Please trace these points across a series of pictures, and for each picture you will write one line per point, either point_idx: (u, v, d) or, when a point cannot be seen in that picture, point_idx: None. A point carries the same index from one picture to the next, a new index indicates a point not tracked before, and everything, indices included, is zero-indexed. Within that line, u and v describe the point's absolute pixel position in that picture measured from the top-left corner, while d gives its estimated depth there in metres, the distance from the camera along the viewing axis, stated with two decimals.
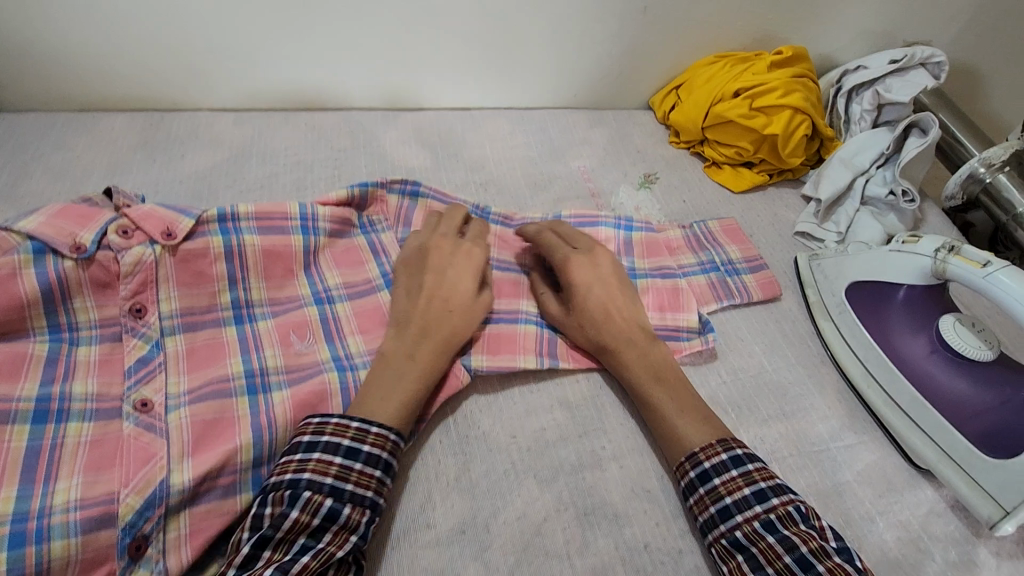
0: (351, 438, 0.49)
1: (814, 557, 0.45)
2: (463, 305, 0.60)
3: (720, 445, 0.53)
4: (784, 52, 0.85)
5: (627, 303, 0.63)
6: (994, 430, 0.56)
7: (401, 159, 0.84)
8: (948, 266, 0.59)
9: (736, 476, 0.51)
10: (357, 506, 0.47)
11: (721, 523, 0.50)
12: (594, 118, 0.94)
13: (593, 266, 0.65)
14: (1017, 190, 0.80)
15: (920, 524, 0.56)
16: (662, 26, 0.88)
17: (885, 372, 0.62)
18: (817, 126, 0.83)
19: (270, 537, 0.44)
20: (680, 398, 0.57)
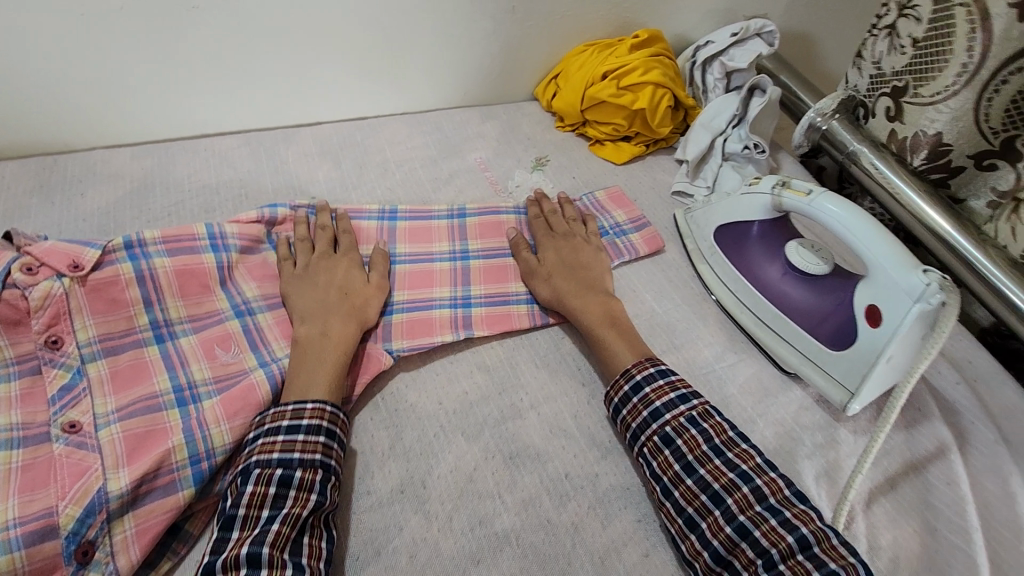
0: (290, 418, 0.54)
1: (725, 446, 0.56)
2: (354, 289, 0.68)
3: (648, 363, 0.63)
4: (642, 34, 0.95)
5: (593, 267, 0.74)
6: (839, 329, 0.65)
7: (306, 171, 0.88)
8: (783, 199, 0.70)
9: (662, 384, 0.61)
10: (308, 468, 0.52)
11: (653, 423, 0.59)
12: (485, 114, 1.02)
13: (568, 240, 0.77)
14: (847, 132, 0.93)
15: (792, 417, 0.66)
16: (531, 23, 0.97)
17: (751, 298, 0.73)
18: (679, 97, 0.94)
19: (236, 516, 0.49)
20: (628, 338, 0.67)
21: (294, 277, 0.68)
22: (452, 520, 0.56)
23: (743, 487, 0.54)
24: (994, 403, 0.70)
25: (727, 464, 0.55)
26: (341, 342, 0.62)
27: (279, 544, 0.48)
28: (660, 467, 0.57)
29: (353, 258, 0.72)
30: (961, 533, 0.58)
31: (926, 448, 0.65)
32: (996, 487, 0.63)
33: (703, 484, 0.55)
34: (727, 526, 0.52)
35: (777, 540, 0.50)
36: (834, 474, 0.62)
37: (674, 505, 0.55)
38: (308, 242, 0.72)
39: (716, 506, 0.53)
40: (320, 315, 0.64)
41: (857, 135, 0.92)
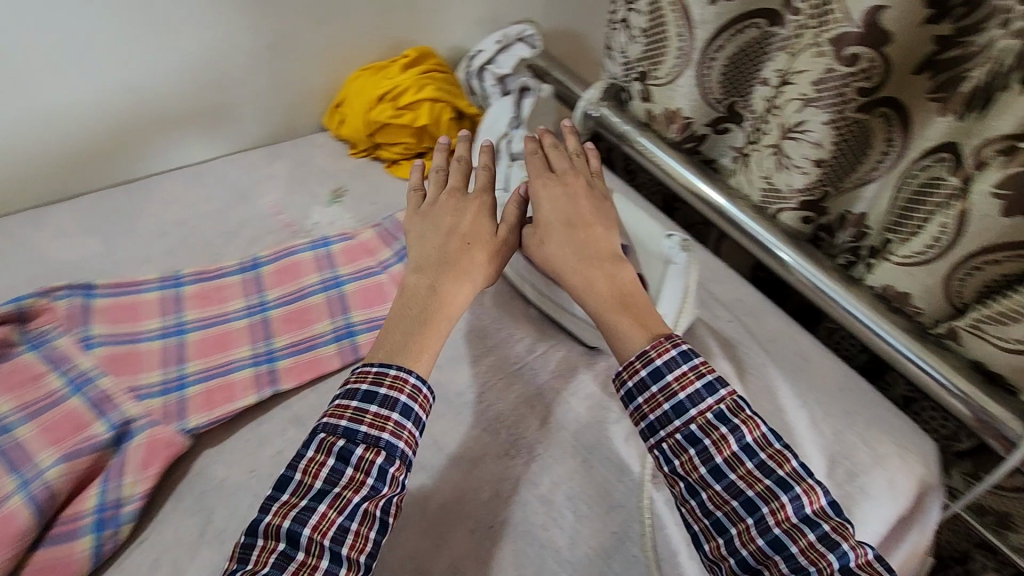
0: (371, 382, 0.57)
1: (757, 446, 0.54)
2: (483, 235, 0.69)
3: (668, 343, 0.58)
4: (410, 55, 0.97)
5: (594, 231, 0.67)
6: (621, 299, 0.73)
7: (66, 252, 0.79)
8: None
9: (687, 370, 0.57)
10: (370, 447, 0.54)
11: (676, 419, 0.56)
12: (272, 153, 0.98)
13: (579, 195, 0.70)
14: (615, 116, 1.03)
15: (601, 389, 0.72)
16: (295, 57, 0.95)
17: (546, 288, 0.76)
18: (459, 108, 0.98)
19: (292, 480, 0.53)
20: (642, 316, 0.61)
21: (422, 222, 0.71)
22: None
23: (781, 496, 0.52)
24: (761, 331, 0.81)
25: (762, 469, 0.53)
26: (451, 306, 0.63)
27: (321, 528, 0.50)
28: (684, 468, 0.55)
29: (485, 202, 0.71)
30: None
31: None
32: (769, 404, 0.73)
33: (733, 491, 0.53)
34: (759, 537, 0.51)
35: (816, 559, 0.49)
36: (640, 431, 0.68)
37: (699, 506, 0.54)
38: (443, 175, 0.75)
39: (750, 514, 0.52)
40: (437, 270, 0.66)
41: (623, 118, 1.02)
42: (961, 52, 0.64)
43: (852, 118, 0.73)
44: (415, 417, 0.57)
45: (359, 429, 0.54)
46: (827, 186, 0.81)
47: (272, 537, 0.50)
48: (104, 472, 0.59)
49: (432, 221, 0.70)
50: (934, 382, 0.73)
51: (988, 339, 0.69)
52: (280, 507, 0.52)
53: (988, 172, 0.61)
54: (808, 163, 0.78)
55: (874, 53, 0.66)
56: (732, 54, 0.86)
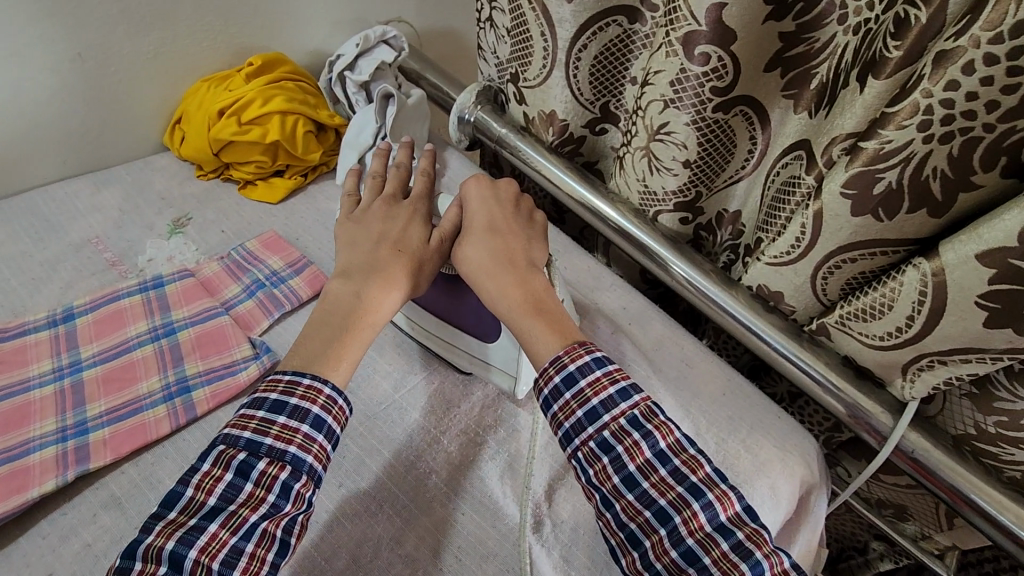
0: (279, 392, 0.51)
1: (671, 451, 0.51)
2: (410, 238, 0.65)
3: (582, 349, 0.55)
4: (254, 63, 0.87)
5: (516, 238, 0.64)
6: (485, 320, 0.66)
7: None
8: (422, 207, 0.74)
9: (600, 376, 0.54)
10: (275, 461, 0.49)
11: (589, 426, 0.53)
12: (101, 180, 0.86)
13: (510, 204, 0.68)
14: (492, 119, 0.98)
15: (475, 423, 0.67)
16: (113, 70, 0.82)
17: (415, 312, 0.71)
18: (318, 119, 0.89)
19: (181, 496, 0.46)
20: (555, 322, 0.58)
21: (350, 228, 0.67)
22: None
23: (693, 503, 0.48)
24: (644, 339, 0.79)
25: (675, 475, 0.50)
26: (375, 316, 0.59)
27: (209, 551, 0.44)
28: (599, 478, 0.51)
29: (419, 210, 0.69)
30: None
31: None
32: None
33: (647, 500, 0.50)
34: (673, 550, 0.47)
35: (728, 570, 0.45)
36: (516, 465, 0.64)
37: (615, 518, 0.50)
38: (380, 182, 0.75)
39: (661, 525, 0.48)
40: (363, 275, 0.60)
41: (500, 122, 0.97)
42: (805, 49, 0.63)
43: (713, 118, 0.71)
44: (327, 429, 0.52)
45: (264, 441, 0.49)
46: (699, 186, 0.80)
47: (150, 560, 0.43)
48: None
49: (364, 227, 0.66)
50: (810, 379, 0.72)
51: (855, 335, 0.68)
52: (165, 525, 0.45)
53: (836, 170, 0.59)
54: (677, 165, 0.77)
55: (722, 52, 0.64)
56: (596, 53, 0.83)
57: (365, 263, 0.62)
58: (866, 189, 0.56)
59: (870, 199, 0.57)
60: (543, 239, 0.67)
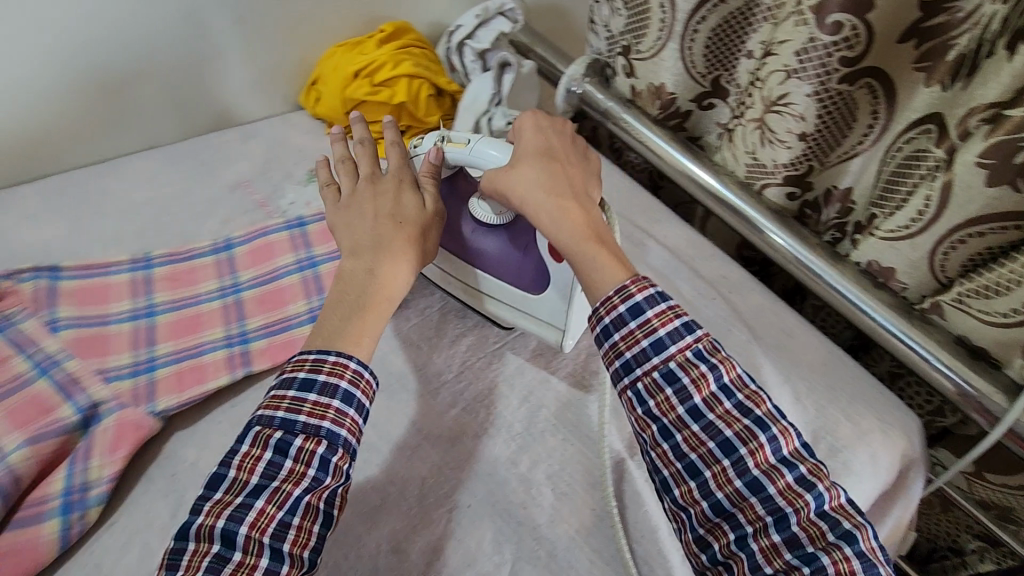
0: (306, 371, 0.54)
1: (734, 386, 0.52)
2: (410, 214, 0.65)
3: (646, 281, 0.55)
4: (386, 29, 0.94)
5: (571, 173, 0.65)
6: (533, 270, 0.68)
7: (32, 234, 0.77)
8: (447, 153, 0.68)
9: (666, 309, 0.54)
10: (310, 437, 0.52)
11: (654, 356, 0.53)
12: (248, 131, 0.95)
13: (564, 141, 0.68)
14: (599, 92, 1.00)
15: (583, 368, 0.71)
16: (264, 32, 0.91)
17: (454, 266, 0.72)
18: (438, 84, 0.95)
19: (225, 478, 0.50)
20: (614, 254, 0.59)
21: (341, 214, 0.67)
22: None
23: (759, 437, 0.50)
24: (744, 307, 0.80)
25: (740, 409, 0.52)
26: (386, 288, 0.61)
27: (258, 525, 0.48)
28: (661, 409, 0.52)
29: (406, 178, 0.68)
30: None
31: None
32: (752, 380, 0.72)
33: (712, 431, 0.51)
34: (738, 480, 0.50)
35: (793, 500, 0.49)
36: None
37: (673, 449, 0.52)
38: (351, 165, 0.71)
39: (726, 455, 0.51)
40: (375, 250, 0.62)
41: (607, 94, 1.00)
42: (947, 19, 0.61)
43: (837, 90, 0.71)
44: (357, 403, 0.55)
45: (297, 420, 0.52)
46: (812, 160, 0.80)
47: (206, 538, 0.48)
48: (71, 454, 0.57)
49: (357, 208, 0.66)
50: (917, 357, 0.72)
51: (972, 313, 0.68)
52: (214, 505, 0.49)
53: (972, 141, 0.60)
54: (792, 137, 0.77)
55: (857, 21, 0.65)
56: (714, 26, 0.84)
57: (367, 241, 0.63)
58: (1006, 158, 0.58)
59: (1009, 168, 0.58)
60: (595, 178, 0.67)
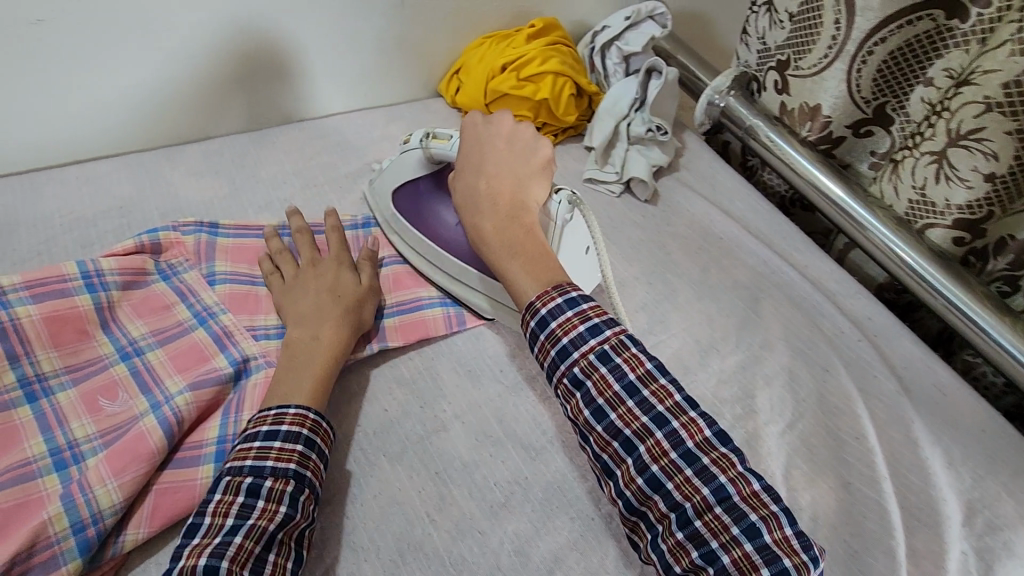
0: (270, 422, 0.54)
1: (640, 384, 0.54)
2: (349, 292, 0.67)
3: (554, 293, 0.58)
4: (536, 25, 0.94)
5: (508, 176, 0.68)
6: None
7: (194, 192, 0.82)
8: (432, 150, 0.74)
9: (571, 317, 0.56)
10: (279, 478, 0.51)
11: (562, 364, 0.56)
12: (390, 115, 0.98)
13: (502, 141, 0.71)
14: (743, 106, 0.95)
15: (712, 394, 0.68)
16: (421, 19, 0.93)
17: (432, 255, 0.74)
18: (581, 84, 0.93)
19: (199, 526, 0.48)
20: (534, 264, 0.62)
21: (283, 296, 0.67)
22: (381, 546, 0.54)
23: (656, 432, 0.52)
24: (892, 353, 0.74)
25: (641, 407, 0.53)
26: (331, 351, 0.61)
27: (238, 560, 0.45)
28: (574, 413, 0.55)
29: (344, 260, 0.71)
30: (870, 482, 0.62)
31: (837, 402, 0.69)
32: (900, 436, 0.66)
33: (614, 431, 0.53)
34: (641, 478, 0.52)
35: (691, 493, 0.50)
36: (754, 444, 0.64)
37: (593, 451, 0.55)
38: (290, 255, 0.72)
39: (629, 454, 0.52)
40: (315, 320, 0.63)
41: (753, 109, 0.94)
42: None
43: None
44: (319, 448, 0.55)
45: (264, 463, 0.51)
46: (994, 205, 0.72)
47: None
48: (224, 404, 0.60)
49: (300, 286, 0.67)
50: None
51: None
52: (192, 549, 0.46)
53: None
54: (976, 176, 0.70)
55: None
56: (894, 48, 0.77)
57: (305, 315, 0.64)
58: None
59: None
60: (541, 174, 0.70)
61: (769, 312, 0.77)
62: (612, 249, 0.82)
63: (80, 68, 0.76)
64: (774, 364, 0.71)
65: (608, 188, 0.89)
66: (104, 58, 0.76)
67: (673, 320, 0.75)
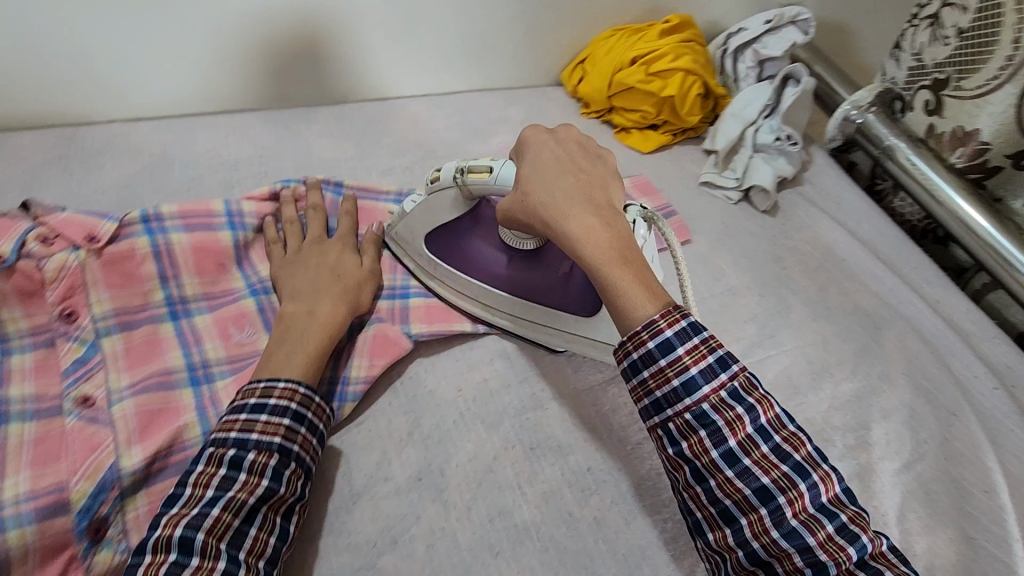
0: (258, 395, 0.52)
1: (772, 428, 0.47)
2: (351, 273, 0.65)
3: (677, 313, 0.49)
4: (671, 20, 0.92)
5: (588, 177, 0.58)
6: (583, 291, 0.63)
7: (325, 151, 0.86)
8: (469, 187, 0.61)
9: (699, 343, 0.48)
10: (262, 451, 0.49)
11: (687, 396, 0.48)
12: (509, 98, 0.99)
13: (571, 143, 0.60)
14: (883, 126, 0.89)
15: (822, 418, 0.64)
16: (556, 6, 0.94)
17: (488, 297, 0.67)
18: (709, 85, 0.91)
19: (179, 495, 0.46)
20: (644, 278, 0.51)
21: (284, 270, 0.65)
22: (473, 509, 0.54)
23: (799, 484, 0.45)
24: None
25: (778, 454, 0.46)
26: (329, 327, 0.58)
27: (216, 532, 0.44)
28: (693, 451, 0.48)
29: (349, 243, 0.69)
30: (997, 541, 0.57)
31: (964, 450, 0.63)
32: None
33: (747, 477, 0.46)
34: (775, 531, 0.45)
35: (835, 553, 0.43)
36: (866, 478, 0.60)
37: (706, 493, 0.47)
38: (297, 227, 0.69)
39: (761, 502, 0.45)
40: (312, 295, 0.61)
41: (894, 129, 0.88)
42: None
43: None
44: (308, 423, 0.53)
45: (248, 436, 0.49)
46: None
47: (163, 549, 0.43)
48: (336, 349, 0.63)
49: (301, 263, 0.65)
50: None
51: None
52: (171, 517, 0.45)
53: None
54: None
55: None
56: None
57: (303, 290, 0.61)
58: None
59: None
60: (617, 179, 0.60)
61: (891, 343, 0.72)
62: (725, 254, 0.79)
63: (245, 25, 0.82)
64: (893, 399, 0.66)
65: (725, 194, 0.86)
66: (239, 22, 0.81)
67: (785, 336, 0.71)
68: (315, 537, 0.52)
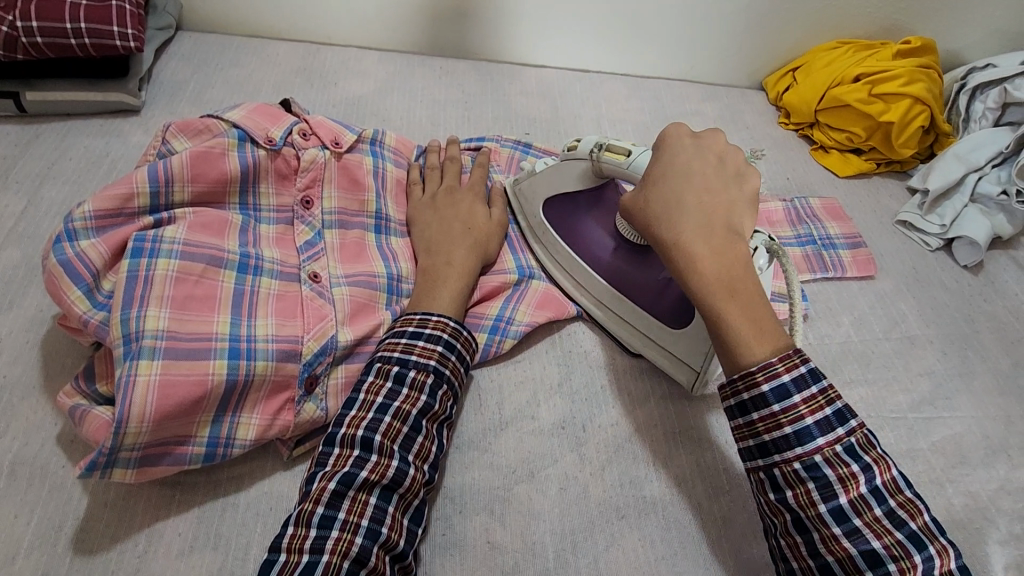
0: (416, 324, 0.54)
1: (886, 490, 0.43)
2: (483, 228, 0.67)
3: (797, 357, 0.45)
4: (912, 43, 0.89)
5: (714, 193, 0.52)
6: (678, 302, 0.61)
7: (524, 110, 0.90)
8: (603, 164, 0.61)
9: (817, 394, 0.44)
10: (421, 371, 0.51)
11: (797, 446, 0.44)
12: (707, 92, 0.98)
13: (713, 156, 0.55)
14: None
15: (988, 496, 0.59)
16: (784, 9, 0.92)
17: (581, 276, 0.67)
18: (935, 119, 0.86)
19: (354, 399, 0.50)
20: (756, 321, 0.46)
21: (421, 213, 0.67)
22: (606, 470, 0.56)
23: (913, 554, 0.41)
24: None
25: (892, 519, 0.42)
26: (464, 276, 0.61)
27: (389, 434, 0.48)
28: (798, 501, 0.44)
29: (480, 195, 0.70)
30: None
31: None
32: None
33: (856, 539, 0.42)
34: (852, 547, 0.42)
35: None
36: None
37: (806, 545, 0.44)
38: (437, 174, 0.72)
39: (869, 567, 0.41)
40: (447, 245, 0.63)
41: None
42: None
43: None
44: (458, 353, 0.55)
45: (408, 357, 0.52)
46: None
47: (347, 447, 0.47)
48: (505, 293, 0.66)
49: (440, 212, 0.67)
50: None
51: None
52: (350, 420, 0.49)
53: None
54: None
55: None
56: None
57: (436, 242, 0.64)
58: None
59: None
60: (750, 201, 0.54)
61: None
62: (910, 300, 0.74)
63: None
64: None
65: (923, 239, 0.80)
66: None
67: (962, 402, 0.65)
68: (464, 449, 0.57)
